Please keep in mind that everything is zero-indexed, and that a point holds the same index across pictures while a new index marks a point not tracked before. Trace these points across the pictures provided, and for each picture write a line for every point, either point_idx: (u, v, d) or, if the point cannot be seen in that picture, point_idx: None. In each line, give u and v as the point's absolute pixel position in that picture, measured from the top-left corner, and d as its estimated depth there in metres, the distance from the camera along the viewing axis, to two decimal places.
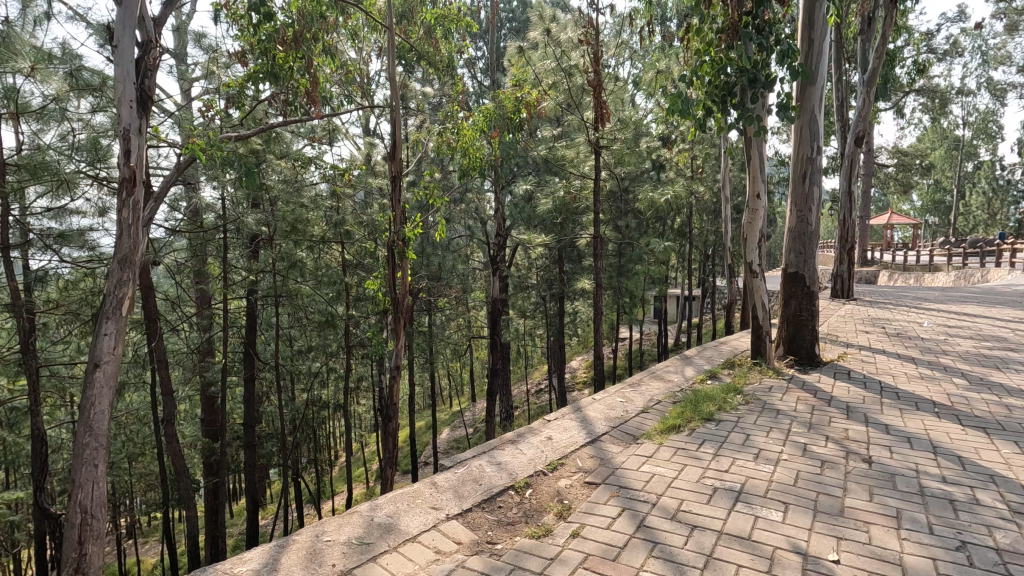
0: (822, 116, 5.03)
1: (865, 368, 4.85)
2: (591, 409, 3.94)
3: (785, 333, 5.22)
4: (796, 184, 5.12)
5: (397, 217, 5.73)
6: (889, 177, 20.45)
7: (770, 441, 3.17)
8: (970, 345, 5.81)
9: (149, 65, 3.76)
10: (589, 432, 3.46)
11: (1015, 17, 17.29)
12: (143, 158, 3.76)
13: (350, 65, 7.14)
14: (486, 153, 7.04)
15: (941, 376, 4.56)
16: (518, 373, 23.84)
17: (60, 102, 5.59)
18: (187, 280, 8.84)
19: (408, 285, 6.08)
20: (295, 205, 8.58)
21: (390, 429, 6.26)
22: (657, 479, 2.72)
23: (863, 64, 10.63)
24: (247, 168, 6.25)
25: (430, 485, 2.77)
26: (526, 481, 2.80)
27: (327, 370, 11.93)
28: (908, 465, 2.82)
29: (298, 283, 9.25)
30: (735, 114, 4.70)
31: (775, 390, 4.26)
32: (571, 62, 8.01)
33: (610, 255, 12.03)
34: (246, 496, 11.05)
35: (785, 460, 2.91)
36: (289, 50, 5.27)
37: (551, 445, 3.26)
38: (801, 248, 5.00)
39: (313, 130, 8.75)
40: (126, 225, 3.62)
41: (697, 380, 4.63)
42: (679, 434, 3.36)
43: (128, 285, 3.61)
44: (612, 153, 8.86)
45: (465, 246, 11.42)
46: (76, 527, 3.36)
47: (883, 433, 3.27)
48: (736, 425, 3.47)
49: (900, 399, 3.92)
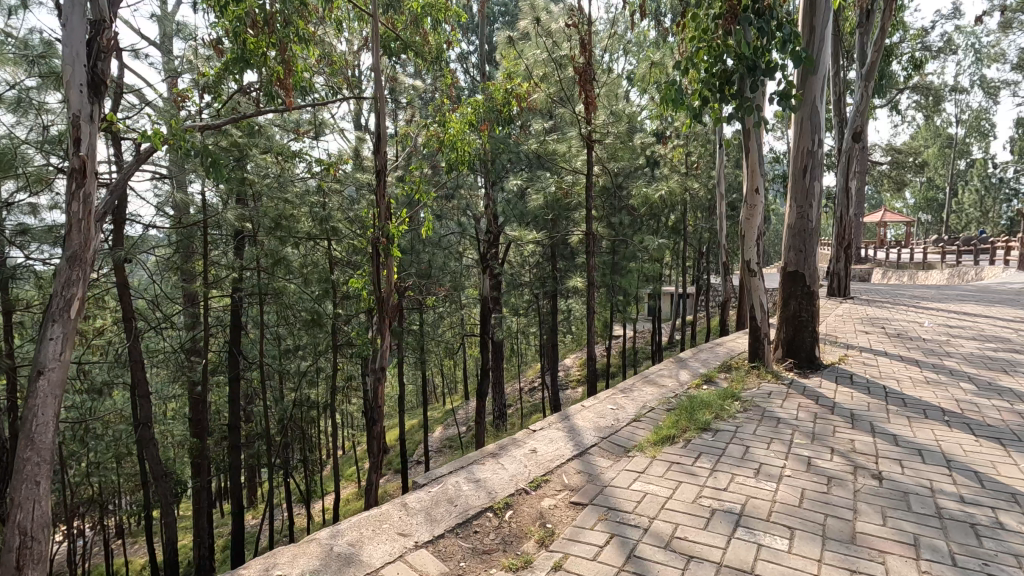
0: (823, 106, 4.80)
1: (868, 371, 4.62)
2: (580, 418, 3.70)
3: (784, 334, 4.98)
4: (796, 179, 4.89)
5: (381, 213, 5.41)
6: (883, 175, 20.33)
7: (772, 454, 2.94)
8: (974, 346, 5.59)
9: (103, 46, 3.49)
10: (577, 443, 3.22)
11: (1009, 14, 17.21)
12: (96, 149, 3.47)
13: (335, 56, 6.84)
14: (476, 147, 6.76)
15: (948, 380, 4.33)
16: (512, 372, 23.67)
17: (38, 93, 5.35)
18: (172, 279, 8.66)
19: (394, 283, 5.77)
20: (279, 200, 8.27)
21: (377, 430, 6.03)
22: (650, 500, 2.48)
23: (863, 56, 10.34)
24: (215, 159, 5.96)
25: (399, 506, 2.52)
26: (507, 501, 2.55)
27: (315, 369, 11.65)
28: (921, 482, 2.60)
29: (285, 280, 8.94)
30: (734, 104, 4.44)
31: (774, 396, 4.03)
32: (562, 53, 7.64)
33: (603, 253, 11.82)
34: (231, 497, 10.79)
35: (788, 476, 2.68)
36: (261, 35, 4.95)
37: (535, 459, 3.01)
38: (802, 245, 4.76)
39: (299, 124, 8.52)
40: (79, 221, 3.35)
41: (692, 385, 4.38)
42: (674, 446, 3.12)
43: (77, 285, 3.36)
44: (606, 147, 8.60)
45: (458, 243, 11.13)
46: (13, 551, 3.07)
47: (891, 444, 3.05)
48: (735, 435, 3.24)
49: (907, 406, 3.70)
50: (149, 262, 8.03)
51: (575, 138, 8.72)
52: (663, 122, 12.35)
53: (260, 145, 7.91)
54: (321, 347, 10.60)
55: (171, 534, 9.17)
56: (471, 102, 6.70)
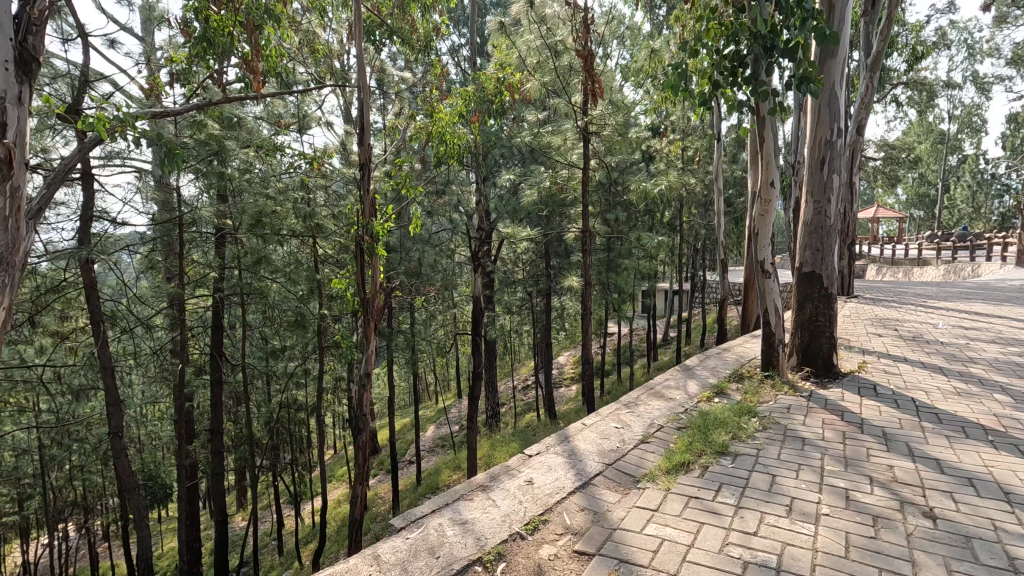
0: (844, 91, 4.43)
1: (893, 382, 4.25)
2: (582, 439, 3.30)
3: (798, 340, 4.61)
4: (813, 171, 4.50)
5: (365, 209, 4.93)
6: (877, 171, 20.05)
7: (803, 485, 2.56)
8: (998, 351, 5.23)
9: (33, 18, 3.08)
10: (578, 472, 2.82)
11: (1004, 8, 16.97)
12: (25, 134, 3.00)
13: (317, 43, 6.35)
14: (466, 140, 6.38)
15: (980, 391, 3.96)
16: (505, 370, 23.28)
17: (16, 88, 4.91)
18: (160, 281, 8.47)
19: (380, 283, 5.31)
20: (259, 197, 7.58)
21: (360, 438, 5.63)
22: (668, 549, 2.08)
23: (867, 47, 9.93)
24: (174, 148, 5.04)
25: (371, 560, 2.12)
26: (498, 551, 2.15)
27: (302, 370, 11.20)
28: (982, 523, 2.23)
29: (267, 280, 8.49)
30: (747, 90, 4.02)
31: (794, 411, 3.65)
32: (557, 39, 7.14)
33: (599, 250, 11.43)
34: (212, 503, 10.36)
35: (826, 514, 2.30)
36: (227, 14, 4.50)
37: (530, 494, 2.60)
38: (818, 244, 4.40)
39: (281, 115, 8.17)
40: (5, 219, 2.90)
41: (703, 397, 4.00)
42: (688, 475, 2.74)
43: (5, 292, 2.96)
44: (602, 140, 8.05)
45: (449, 240, 10.70)
46: None
47: (936, 472, 2.68)
48: (758, 460, 2.86)
49: (942, 423, 3.33)
50: (135, 260, 7.76)
51: (570, 131, 8.16)
52: (659, 116, 11.93)
53: (239, 138, 7.59)
54: (309, 345, 10.30)
55: (145, 548, 8.72)
56: (460, 93, 6.34)
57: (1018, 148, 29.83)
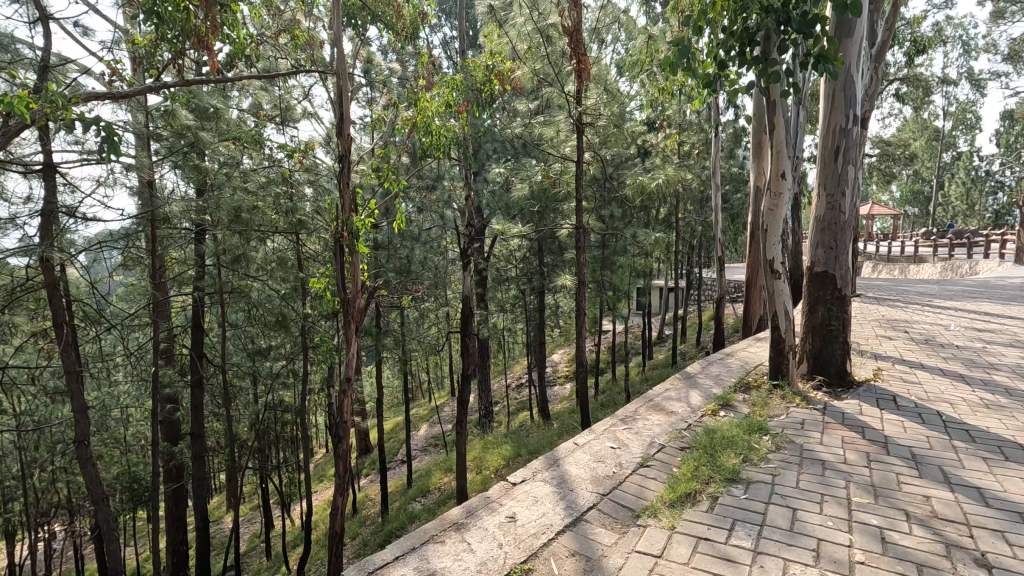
0: (861, 74, 4.09)
1: (913, 393, 3.89)
2: (574, 462, 2.94)
3: (809, 346, 4.27)
4: (826, 163, 4.16)
5: (343, 204, 4.45)
6: (873, 167, 19.72)
7: (830, 523, 2.20)
8: (1018, 357, 4.89)
9: None
10: (569, 505, 2.45)
11: (1002, 3, 16.62)
12: None
13: (296, 29, 5.84)
14: (453, 131, 5.95)
15: (1010, 403, 3.61)
16: (499, 368, 22.95)
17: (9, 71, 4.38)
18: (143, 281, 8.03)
19: (362, 283, 4.83)
20: (238, 190, 7.24)
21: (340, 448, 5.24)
22: None
23: (872, 36, 9.49)
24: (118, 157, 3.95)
25: None
26: None
27: (290, 371, 10.77)
28: None
29: (248, 280, 8.03)
30: (756, 70, 3.59)
31: (809, 427, 3.29)
32: (548, 22, 6.68)
33: (594, 247, 11.07)
34: (193, 508, 9.91)
35: (861, 563, 1.94)
36: None
37: (513, 534, 2.24)
38: (831, 242, 4.06)
39: (263, 105, 7.71)
40: None
41: (706, 411, 3.64)
42: (694, 509, 2.38)
43: None
44: (596, 131, 7.62)
45: (440, 237, 10.30)
46: None
47: (981, 505, 2.32)
48: (775, 491, 2.49)
49: (976, 443, 2.98)
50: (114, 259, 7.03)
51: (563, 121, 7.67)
52: (655, 110, 11.54)
53: (215, 130, 7.05)
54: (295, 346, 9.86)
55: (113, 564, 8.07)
56: (446, 81, 5.93)
57: (1013, 145, 29.59)
